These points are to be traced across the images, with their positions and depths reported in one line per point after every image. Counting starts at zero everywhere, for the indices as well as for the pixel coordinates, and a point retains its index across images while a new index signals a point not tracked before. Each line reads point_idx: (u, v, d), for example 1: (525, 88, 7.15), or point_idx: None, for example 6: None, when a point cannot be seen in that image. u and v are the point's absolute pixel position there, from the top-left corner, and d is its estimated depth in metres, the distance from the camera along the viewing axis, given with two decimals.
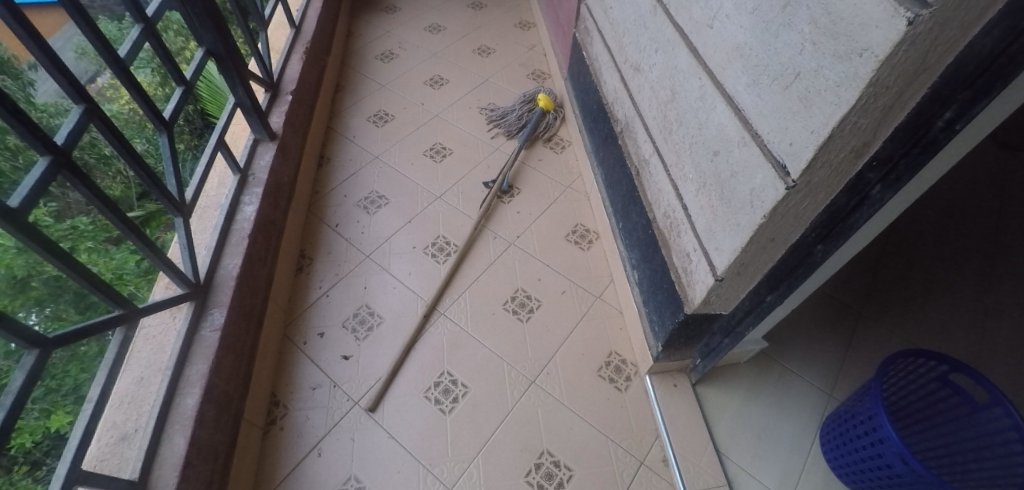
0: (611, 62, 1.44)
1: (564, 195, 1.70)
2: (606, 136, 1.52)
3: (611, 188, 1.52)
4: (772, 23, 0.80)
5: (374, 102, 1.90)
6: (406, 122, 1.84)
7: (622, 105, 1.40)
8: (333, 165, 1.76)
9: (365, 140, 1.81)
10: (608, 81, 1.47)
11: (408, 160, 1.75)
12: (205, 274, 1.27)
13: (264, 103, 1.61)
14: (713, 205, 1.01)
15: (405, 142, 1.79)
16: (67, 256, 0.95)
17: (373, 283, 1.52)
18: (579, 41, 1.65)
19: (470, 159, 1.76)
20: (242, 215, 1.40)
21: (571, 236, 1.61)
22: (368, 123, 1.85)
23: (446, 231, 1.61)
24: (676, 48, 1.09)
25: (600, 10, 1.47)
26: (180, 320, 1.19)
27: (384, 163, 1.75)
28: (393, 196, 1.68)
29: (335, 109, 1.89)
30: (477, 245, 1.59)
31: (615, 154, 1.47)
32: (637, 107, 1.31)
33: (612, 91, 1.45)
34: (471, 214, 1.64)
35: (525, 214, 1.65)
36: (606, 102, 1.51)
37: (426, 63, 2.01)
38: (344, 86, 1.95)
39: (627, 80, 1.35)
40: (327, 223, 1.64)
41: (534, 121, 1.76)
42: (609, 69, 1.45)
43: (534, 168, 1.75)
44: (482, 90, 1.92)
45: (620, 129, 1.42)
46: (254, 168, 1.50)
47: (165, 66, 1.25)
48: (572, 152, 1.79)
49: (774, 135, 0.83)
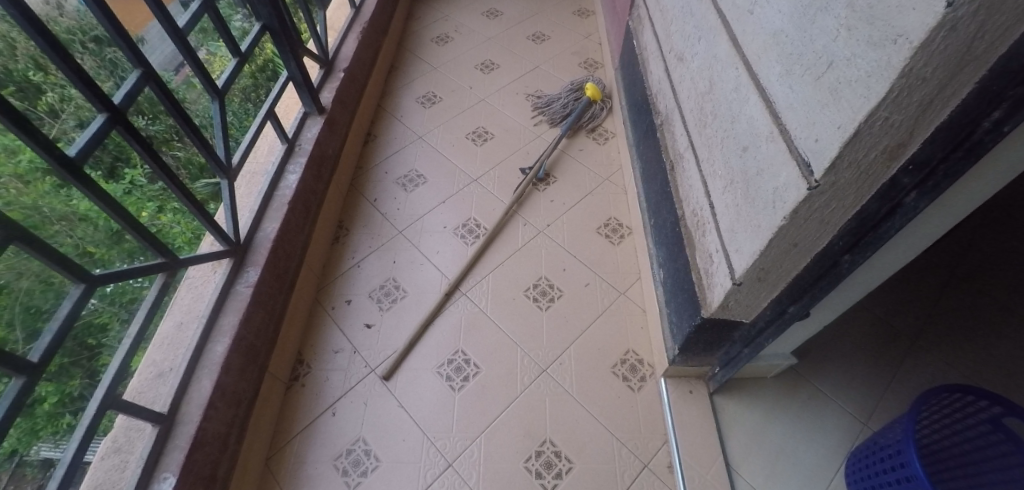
0: (659, 54, 1.38)
1: (600, 187, 1.65)
2: (648, 129, 1.47)
3: (648, 183, 1.47)
4: (810, 10, 0.74)
5: (425, 83, 1.93)
6: (453, 104, 1.86)
7: (664, 96, 1.35)
8: (379, 142, 1.80)
9: (411, 120, 1.85)
10: (654, 74, 1.42)
11: (451, 142, 1.77)
12: (244, 235, 1.33)
13: (318, 78, 1.67)
14: (738, 204, 0.96)
15: (450, 124, 1.81)
16: (129, 216, 1.02)
17: (402, 258, 1.55)
18: (632, 30, 1.60)
19: (511, 145, 1.75)
20: (284, 182, 1.46)
21: (603, 230, 1.57)
22: (416, 103, 1.88)
23: (478, 214, 1.62)
24: (719, 39, 1.03)
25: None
26: (219, 274, 1.26)
27: (427, 143, 1.78)
28: (432, 176, 1.71)
29: (387, 88, 1.94)
30: (507, 230, 1.58)
31: (655, 147, 1.41)
32: (678, 98, 1.26)
33: (657, 84, 1.39)
34: (504, 199, 1.64)
35: (559, 204, 1.62)
36: (650, 96, 1.45)
37: (480, 48, 2.02)
38: (399, 67, 2.00)
39: (670, 70, 1.30)
40: (366, 197, 1.68)
41: (579, 110, 1.73)
42: (656, 59, 1.40)
43: (574, 158, 1.72)
44: (531, 77, 1.90)
45: (661, 122, 1.37)
46: (301, 139, 1.56)
47: (222, 38, 1.32)
48: (615, 145, 1.74)
49: (801, 130, 0.76)
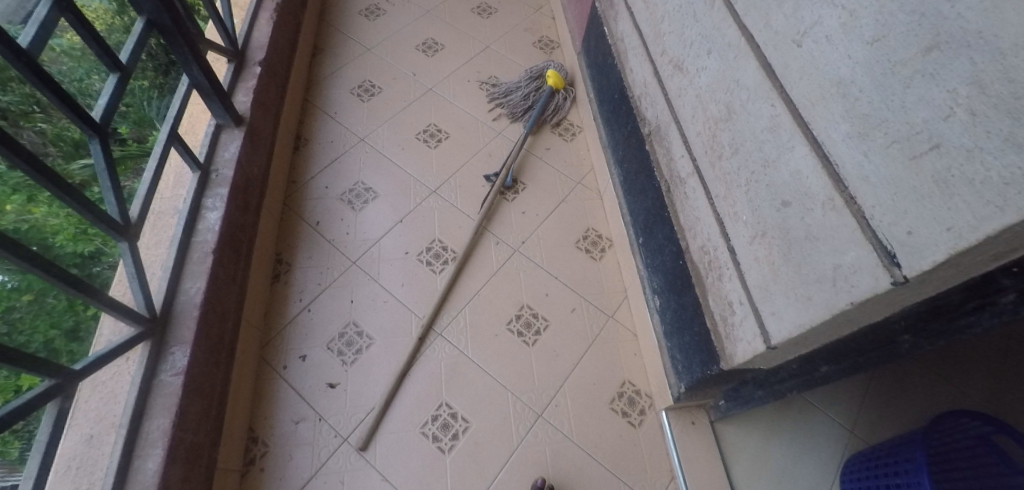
0: (643, 53, 1.20)
1: (574, 192, 1.50)
2: (629, 135, 1.31)
3: (633, 195, 1.32)
4: (900, 73, 0.61)
5: (358, 70, 1.63)
6: (394, 97, 1.59)
7: (653, 103, 1.19)
8: (312, 149, 1.52)
9: (347, 118, 1.56)
10: (636, 74, 1.24)
11: (398, 146, 1.52)
12: (161, 305, 1.07)
13: (228, 78, 1.34)
14: (774, 263, 0.84)
15: (395, 122, 1.55)
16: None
17: (361, 296, 1.34)
18: (599, 11, 1.39)
19: (471, 146, 1.53)
20: (205, 223, 1.18)
21: (582, 244, 1.43)
22: (352, 96, 1.59)
23: (443, 234, 1.42)
24: (742, 63, 0.87)
25: None
26: (135, 364, 1.01)
27: (371, 148, 1.52)
28: (383, 190, 1.47)
29: (313, 78, 1.62)
30: (477, 253, 1.41)
31: (641, 159, 1.26)
32: (674, 112, 1.10)
33: (642, 89, 1.22)
34: (470, 214, 1.45)
35: (531, 216, 1.46)
36: (631, 97, 1.28)
37: (419, 24, 1.73)
38: (324, 49, 1.67)
39: (663, 76, 1.13)
40: (307, 221, 1.43)
41: (542, 103, 1.53)
42: (638, 56, 1.22)
43: (541, 159, 1.54)
44: (483, 61, 1.65)
45: (649, 132, 1.21)
46: (218, 162, 1.26)
47: (92, 50, 0.98)
48: (584, 141, 1.57)
49: (883, 214, 0.64)
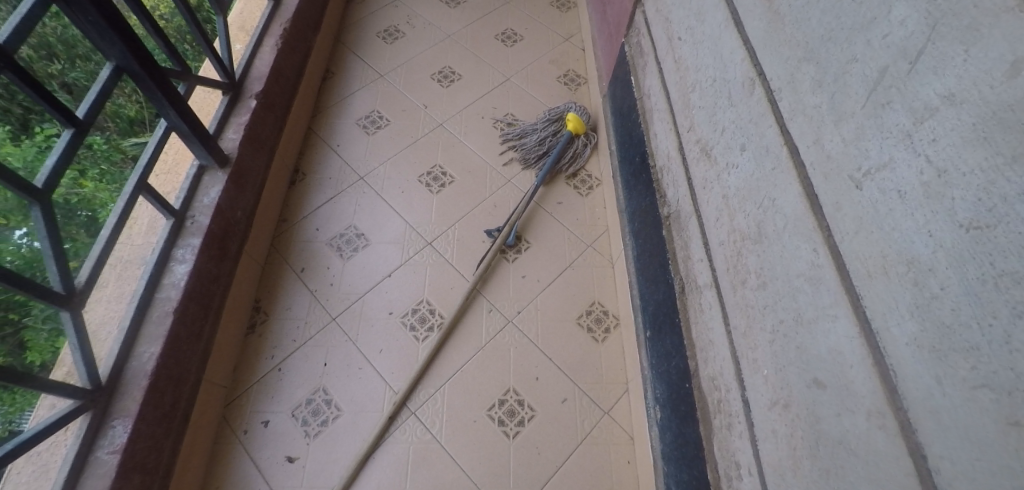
0: (670, 121, 0.98)
1: (582, 256, 1.27)
2: (645, 207, 1.10)
3: (642, 280, 1.11)
4: (1011, 291, 0.39)
5: (366, 99, 1.46)
6: (397, 130, 1.40)
7: (674, 184, 0.98)
8: (310, 184, 1.32)
9: (349, 151, 1.37)
10: (661, 142, 1.03)
11: (396, 186, 1.32)
12: (108, 374, 0.86)
13: (219, 113, 1.16)
14: (796, 451, 0.64)
15: (398, 158, 1.36)
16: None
17: (336, 359, 1.12)
18: (627, 57, 1.17)
19: (477, 194, 1.32)
20: (171, 277, 0.96)
21: (584, 320, 1.21)
22: (358, 128, 1.40)
23: (433, 294, 1.20)
24: (784, 181, 0.66)
25: (664, 34, 0.99)
26: (70, 440, 0.81)
27: (369, 190, 1.31)
28: (377, 237, 1.25)
29: (320, 106, 1.44)
30: (464, 324, 1.18)
31: (656, 242, 1.04)
32: (697, 205, 0.89)
33: (665, 163, 1.01)
34: (466, 274, 1.23)
35: (531, 282, 1.23)
36: (653, 166, 1.06)
37: (438, 50, 1.54)
38: (335, 73, 1.50)
39: (688, 158, 0.92)
40: (292, 266, 1.21)
41: (557, 150, 1.30)
42: (665, 124, 1.01)
43: (551, 215, 1.31)
44: (501, 95, 1.46)
45: (669, 214, 0.99)
46: (195, 207, 1.04)
47: (40, 101, 0.78)
48: (602, 197, 1.34)
49: (957, 478, 0.44)
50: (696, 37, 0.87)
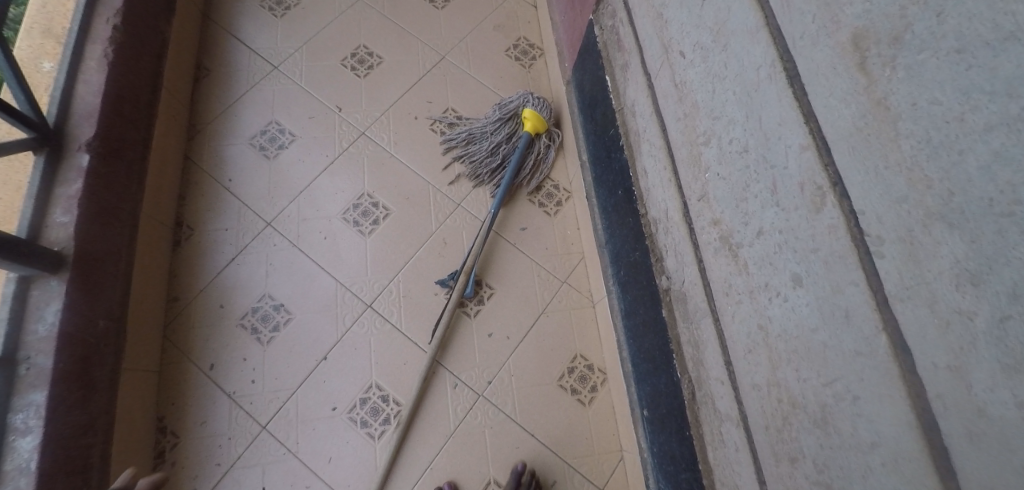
0: (666, 166, 0.69)
1: (557, 298, 1.03)
2: (633, 258, 0.83)
3: (632, 345, 0.88)
4: None
5: (256, 106, 1.08)
6: (302, 148, 1.05)
7: (676, 256, 0.71)
8: (203, 244, 1.01)
9: (246, 187, 1.03)
10: (653, 186, 0.74)
11: (313, 230, 1.02)
12: None
13: (34, 187, 0.80)
14: None
15: (312, 191, 1.03)
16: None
17: (274, 481, 0.90)
18: (601, 44, 0.84)
19: (421, 229, 1.03)
20: (15, 458, 0.71)
21: (567, 380, 1.00)
22: (252, 152, 1.05)
23: (383, 375, 0.96)
24: (876, 383, 0.41)
25: (658, 38, 0.66)
26: None
27: (281, 241, 1.01)
28: (301, 307, 0.99)
29: (198, 122, 1.07)
30: (425, 407, 0.96)
31: (650, 313, 0.80)
32: (713, 306, 0.64)
33: (661, 219, 0.74)
34: (420, 343, 0.99)
35: (500, 342, 1.00)
36: (642, 213, 0.78)
37: (347, 19, 1.15)
38: (212, 69, 1.10)
39: (698, 236, 0.65)
40: (198, 363, 0.96)
41: (516, 163, 1.00)
42: (659, 167, 0.72)
43: (515, 246, 1.04)
44: (435, 82, 1.11)
45: (669, 289, 0.74)
46: (27, 344, 0.75)
47: None
48: (574, 214, 1.07)
49: None
50: (711, 66, 0.56)
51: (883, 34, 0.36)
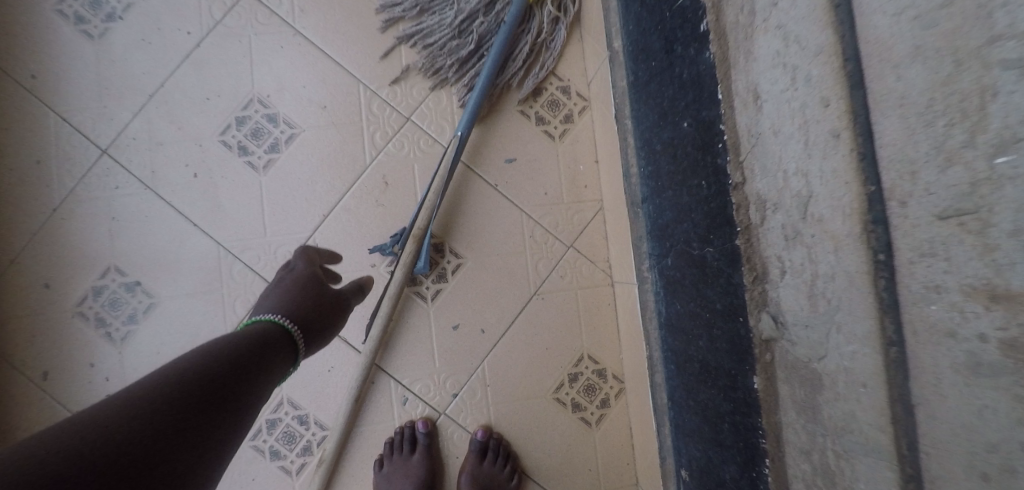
0: (834, 100, 0.29)
1: (557, 271, 0.67)
2: (696, 256, 0.45)
3: (676, 380, 0.53)
4: None
5: None
6: (152, 18, 0.67)
7: (808, 300, 0.33)
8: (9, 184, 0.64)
9: (67, 87, 0.65)
10: (774, 137, 0.34)
11: (177, 161, 0.66)
12: None
13: None
14: None
15: (174, 94, 0.67)
16: (254, 367, 0.38)
17: None
18: None
19: (347, 160, 0.66)
20: None
21: (568, 395, 0.67)
22: (63, 25, 0.65)
23: (296, 385, 0.64)
24: None
25: None
26: None
27: (127, 181, 0.65)
28: (167, 282, 0.65)
29: None
30: (359, 432, 0.65)
31: (721, 364, 0.43)
32: (905, 455, 0.27)
33: (784, 212, 0.34)
34: (352, 339, 0.65)
35: (471, 339, 0.65)
36: (733, 183, 0.39)
37: None
38: None
39: (897, 292, 0.27)
40: (25, 370, 0.63)
41: (501, 47, 0.63)
42: (802, 100, 0.31)
43: (496, 189, 0.67)
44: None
45: (775, 345, 0.37)
46: None
47: None
48: (589, 135, 0.70)
49: None
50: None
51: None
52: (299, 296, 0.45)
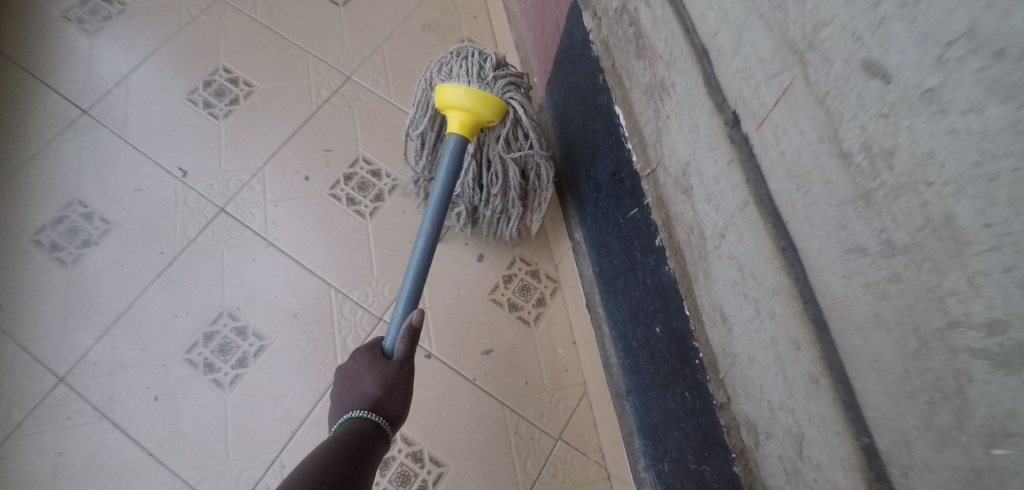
0: (802, 343, 0.28)
1: (550, 469, 0.62)
2: (694, 470, 0.42)
3: None
4: None
5: (52, 174, 0.70)
6: (125, 241, 0.67)
7: None
8: None
9: (32, 312, 0.64)
10: (751, 363, 0.34)
11: (135, 385, 0.62)
12: None
13: None
14: None
15: (138, 311, 0.64)
16: (358, 457, 0.43)
17: None
18: (615, 58, 0.45)
19: (318, 368, 0.63)
20: None
21: None
22: (39, 253, 0.66)
23: None
24: None
25: (768, 49, 0.27)
26: None
27: (80, 410, 0.61)
28: None
29: None
30: None
31: None
32: None
33: (777, 443, 0.32)
34: None
35: None
36: (718, 402, 0.38)
37: (211, 32, 0.79)
38: None
39: None
40: None
41: (444, 209, 0.53)
42: (771, 332, 0.31)
43: (476, 384, 0.65)
44: (336, 119, 0.75)
45: None
46: None
47: None
48: (564, 316, 0.69)
49: None
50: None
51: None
52: (374, 381, 0.50)
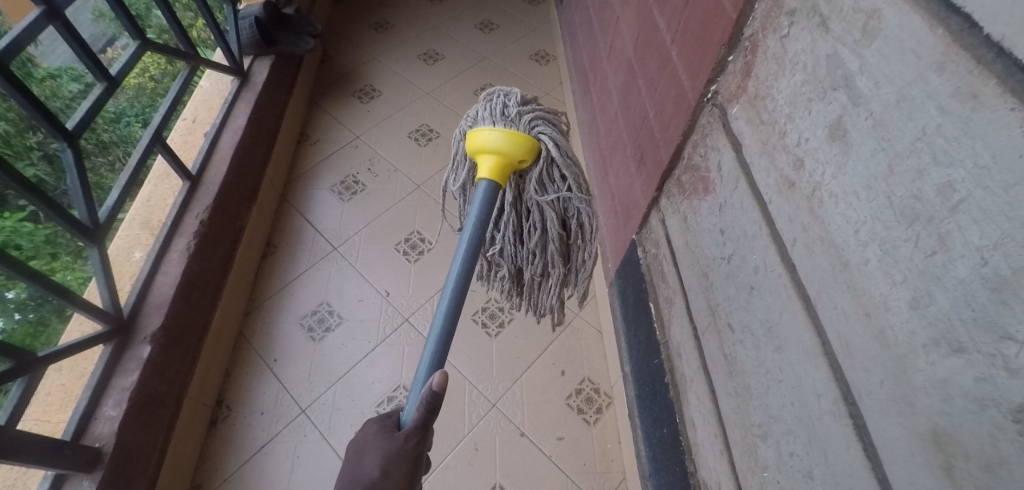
0: (718, 436, 0.64)
1: None
2: None
3: None
4: None
5: (312, 285, 1.18)
6: (349, 332, 1.12)
7: None
8: (235, 424, 1.03)
9: (292, 367, 1.09)
10: (703, 447, 0.68)
11: (345, 422, 1.02)
12: None
13: (93, 377, 0.85)
14: None
15: (352, 376, 1.07)
16: None
17: None
18: (650, 277, 0.85)
19: (454, 430, 1.02)
20: None
21: None
22: (301, 332, 1.12)
23: None
24: None
25: (703, 306, 0.66)
26: None
27: (312, 432, 1.02)
28: None
29: (257, 297, 1.17)
30: None
31: None
32: None
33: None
34: None
35: None
36: (691, 471, 0.72)
37: (409, 207, 1.29)
38: (279, 244, 1.24)
39: None
40: None
41: (478, 225, 0.68)
42: (708, 430, 0.66)
43: (550, 458, 1.00)
44: None
45: None
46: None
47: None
48: (613, 422, 1.04)
49: None
50: (762, 351, 0.53)
51: (974, 430, 0.31)
52: (378, 461, 0.64)
